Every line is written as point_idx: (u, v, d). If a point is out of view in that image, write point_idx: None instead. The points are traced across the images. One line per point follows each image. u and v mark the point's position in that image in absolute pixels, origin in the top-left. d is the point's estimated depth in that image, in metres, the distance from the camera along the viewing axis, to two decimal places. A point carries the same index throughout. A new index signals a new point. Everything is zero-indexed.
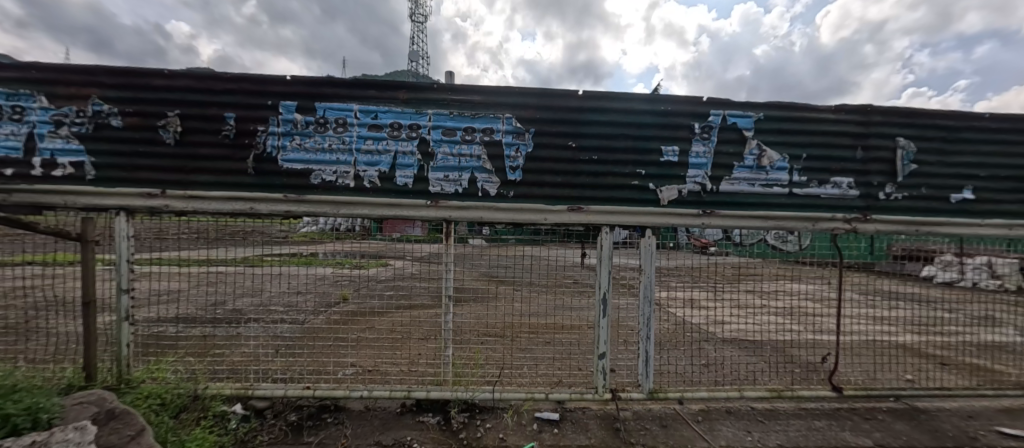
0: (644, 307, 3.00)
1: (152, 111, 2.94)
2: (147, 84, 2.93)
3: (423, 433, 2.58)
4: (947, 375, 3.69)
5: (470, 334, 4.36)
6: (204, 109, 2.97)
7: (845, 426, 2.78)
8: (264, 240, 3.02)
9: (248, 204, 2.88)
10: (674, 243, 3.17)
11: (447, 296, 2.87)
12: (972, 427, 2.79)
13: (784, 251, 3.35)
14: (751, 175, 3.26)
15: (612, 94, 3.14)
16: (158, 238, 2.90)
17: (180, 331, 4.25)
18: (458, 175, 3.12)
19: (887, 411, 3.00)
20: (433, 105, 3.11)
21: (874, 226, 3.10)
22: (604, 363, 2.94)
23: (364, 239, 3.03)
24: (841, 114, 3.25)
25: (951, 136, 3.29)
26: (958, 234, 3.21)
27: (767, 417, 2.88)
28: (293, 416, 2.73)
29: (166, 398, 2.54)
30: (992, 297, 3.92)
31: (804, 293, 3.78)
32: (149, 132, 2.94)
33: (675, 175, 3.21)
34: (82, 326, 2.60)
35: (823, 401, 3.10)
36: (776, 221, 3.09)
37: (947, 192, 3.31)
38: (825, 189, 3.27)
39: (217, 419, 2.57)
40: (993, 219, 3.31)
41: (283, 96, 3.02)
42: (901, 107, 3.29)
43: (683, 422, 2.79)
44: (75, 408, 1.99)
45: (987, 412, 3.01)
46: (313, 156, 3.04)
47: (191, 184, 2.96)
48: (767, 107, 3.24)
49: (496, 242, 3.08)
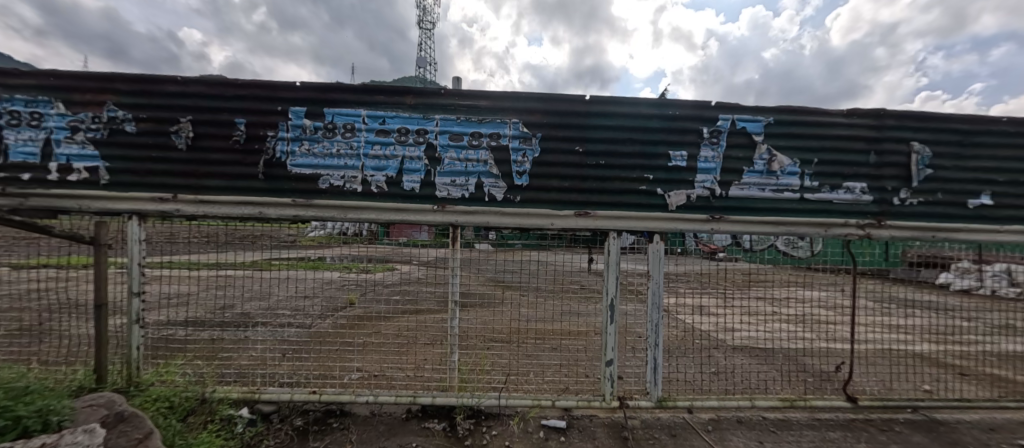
0: (652, 313, 2.97)
1: (165, 117, 2.99)
2: (161, 90, 2.98)
3: (428, 439, 2.56)
4: (967, 385, 3.58)
5: (476, 339, 4.35)
6: (215, 115, 3.01)
7: (860, 438, 2.70)
8: (271, 245, 3.00)
9: (257, 208, 2.93)
10: (683, 248, 3.09)
11: (453, 301, 2.85)
12: (994, 439, 2.70)
13: (795, 257, 3.30)
14: (761, 180, 3.22)
15: (618, 98, 3.13)
16: (169, 241, 2.92)
17: (190, 334, 4.31)
18: (465, 180, 3.12)
19: (904, 422, 2.92)
20: (440, 111, 3.12)
21: (888, 232, 3.08)
22: (612, 370, 2.90)
23: (370, 243, 3.02)
24: (852, 117, 3.20)
25: (968, 140, 3.22)
26: (976, 241, 3.13)
27: (779, 427, 2.81)
28: (298, 420, 2.73)
29: (174, 401, 2.57)
30: (1014, 305, 3.80)
31: (818, 300, 3.71)
32: (161, 137, 2.99)
33: (683, 180, 3.18)
34: (93, 328, 2.62)
35: (837, 412, 3.03)
36: (787, 227, 3.06)
37: (963, 197, 3.23)
38: (837, 194, 3.22)
39: (224, 422, 2.58)
40: (1012, 225, 3.22)
41: (293, 102, 3.05)
42: (915, 111, 3.23)
43: (692, 432, 2.73)
44: (85, 410, 2.01)
45: (1010, 425, 2.91)
46: (321, 161, 3.07)
47: (202, 189, 3.00)
48: (776, 111, 3.20)
49: (502, 247, 3.03)
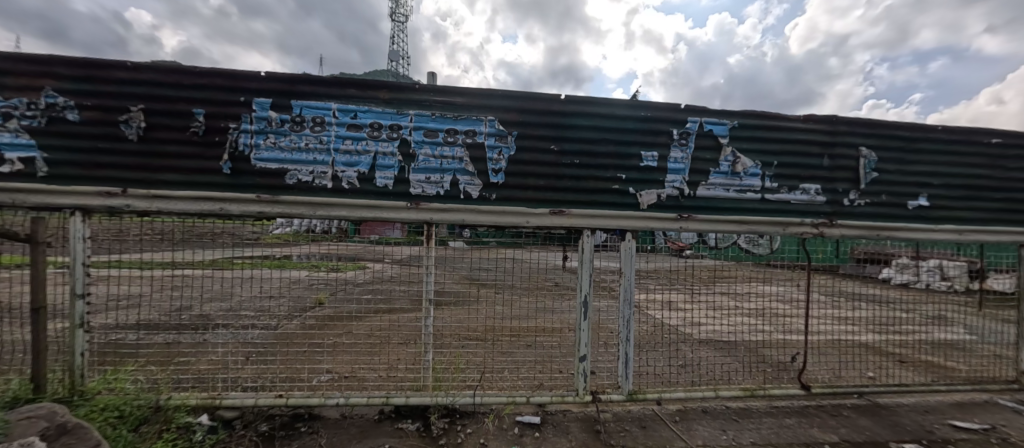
0: (624, 309, 3.05)
1: (114, 106, 2.77)
2: (109, 76, 2.76)
3: (402, 440, 2.52)
4: (906, 372, 3.91)
5: (450, 338, 4.35)
6: (172, 105, 2.83)
7: (813, 423, 2.89)
8: (233, 242, 2.84)
9: (216, 204, 2.76)
10: (652, 246, 3.23)
11: (427, 300, 2.82)
12: (929, 421, 2.96)
13: (756, 254, 3.42)
14: (726, 181, 3.36)
15: (593, 98, 3.18)
16: (116, 240, 2.70)
17: (142, 338, 4.04)
18: (440, 177, 3.08)
19: (851, 407, 3.16)
20: (414, 106, 3.06)
21: (839, 231, 3.31)
22: (585, 365, 2.96)
23: (340, 240, 2.95)
24: (809, 123, 3.40)
25: (909, 146, 3.49)
26: (915, 239, 3.41)
27: (741, 415, 2.96)
28: (264, 426, 2.62)
29: (124, 410, 2.41)
30: (945, 297, 4.16)
31: (776, 295, 3.94)
32: (110, 127, 2.77)
33: (654, 180, 3.27)
34: (30, 333, 2.41)
35: (793, 399, 3.23)
36: (750, 225, 3.23)
37: (905, 199, 3.51)
38: (794, 195, 3.41)
39: (181, 431, 2.45)
40: (946, 224, 3.53)
41: (258, 93, 2.91)
42: (864, 118, 3.47)
43: (661, 423, 2.83)
44: (21, 423, 1.84)
45: (941, 407, 3.20)
46: (288, 155, 2.94)
47: (155, 183, 2.80)
48: (741, 115, 3.36)
49: (476, 245, 2.99)
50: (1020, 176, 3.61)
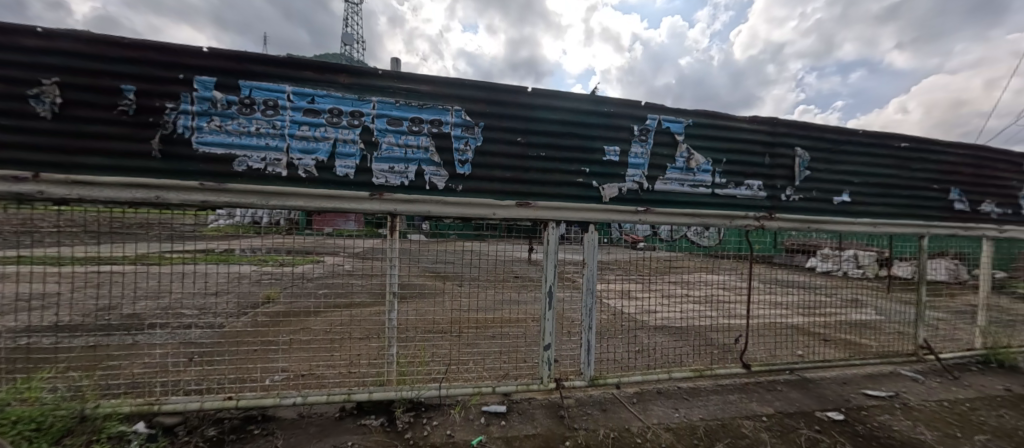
0: (587, 299, 3.15)
1: (21, 77, 2.42)
2: (14, 43, 2.40)
3: (366, 437, 2.45)
4: (827, 349, 4.40)
5: (414, 331, 4.28)
6: (95, 79, 2.51)
7: (752, 398, 3.18)
8: (169, 235, 2.56)
9: (152, 192, 2.52)
10: (609, 238, 3.32)
11: (391, 293, 2.74)
12: (846, 391, 3.35)
13: (702, 246, 3.67)
14: (681, 176, 3.56)
15: (558, 92, 3.23)
16: (25, 232, 2.40)
17: (59, 342, 3.61)
18: (404, 167, 2.99)
19: (784, 382, 3.50)
20: (377, 92, 2.94)
21: (778, 223, 3.59)
22: (550, 353, 3.05)
23: (289, 233, 2.72)
24: (753, 124, 3.69)
25: (835, 147, 3.89)
26: (839, 231, 3.81)
27: (691, 394, 3.19)
28: (211, 431, 2.44)
29: (43, 422, 2.16)
30: (861, 283, 4.72)
31: (721, 283, 4.26)
32: (15, 101, 2.41)
33: (616, 174, 3.39)
34: None
35: (734, 377, 3.53)
36: (701, 218, 3.48)
37: (831, 195, 3.91)
38: (740, 190, 3.68)
39: (113, 441, 2.23)
40: (863, 218, 3.98)
41: (201, 71, 2.66)
42: (799, 121, 3.81)
43: (620, 405, 2.98)
44: None
45: (856, 378, 3.64)
46: (236, 139, 2.72)
47: (74, 166, 2.48)
48: (694, 114, 3.57)
49: (435, 237, 3.03)
50: (922, 176, 4.14)
